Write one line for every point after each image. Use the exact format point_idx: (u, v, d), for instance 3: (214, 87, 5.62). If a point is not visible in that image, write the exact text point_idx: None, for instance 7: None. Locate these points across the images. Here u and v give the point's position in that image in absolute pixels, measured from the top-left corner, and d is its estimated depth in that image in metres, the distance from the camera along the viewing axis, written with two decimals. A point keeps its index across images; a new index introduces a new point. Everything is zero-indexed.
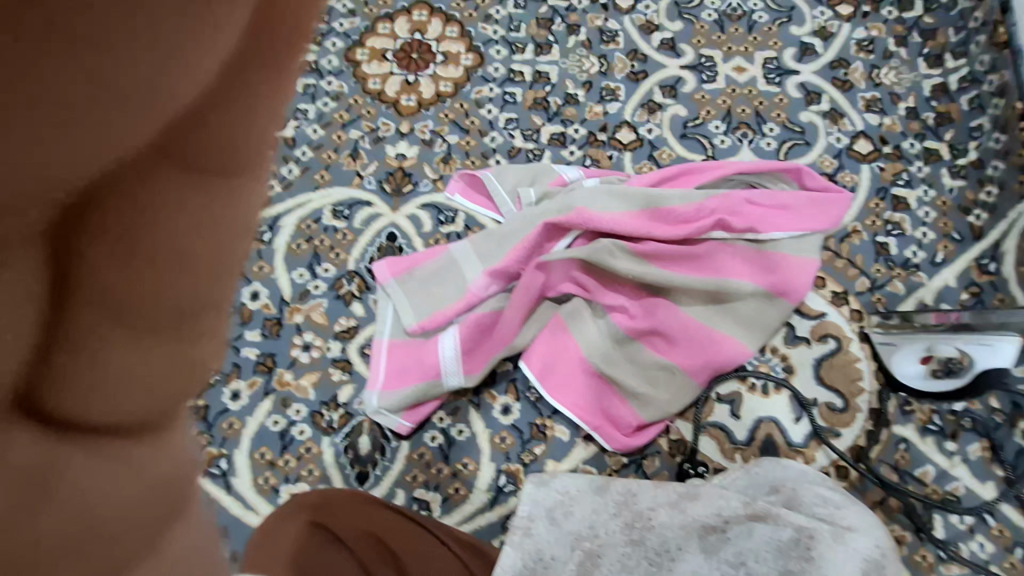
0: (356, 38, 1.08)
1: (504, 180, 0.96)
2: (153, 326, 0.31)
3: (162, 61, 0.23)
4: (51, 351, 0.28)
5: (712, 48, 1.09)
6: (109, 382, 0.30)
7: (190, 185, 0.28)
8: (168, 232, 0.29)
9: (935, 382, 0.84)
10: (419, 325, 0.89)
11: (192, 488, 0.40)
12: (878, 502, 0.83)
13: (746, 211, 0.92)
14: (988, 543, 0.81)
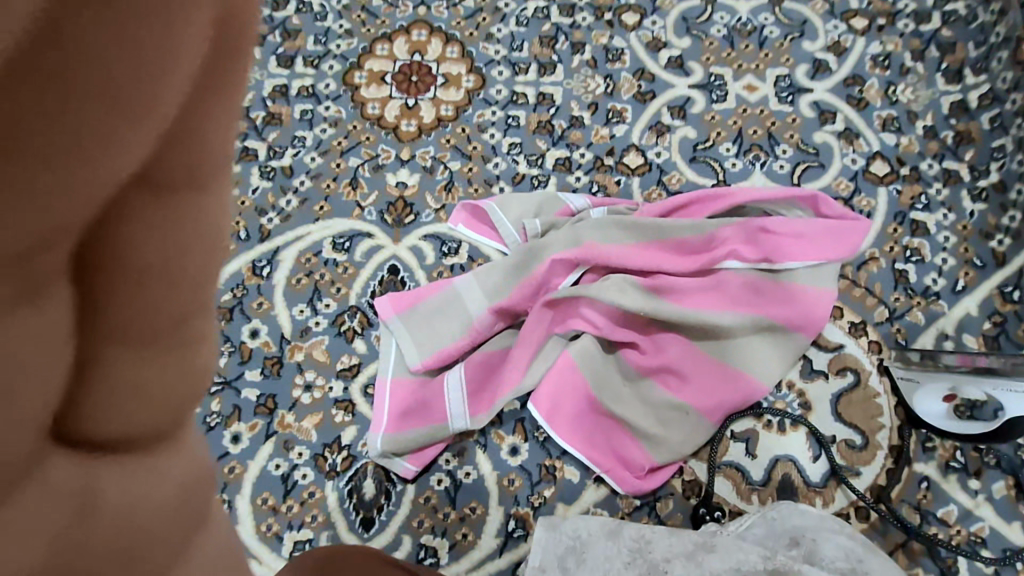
0: (353, 60, 1.05)
1: (508, 210, 0.93)
2: (156, 347, 0.26)
3: (135, 63, 0.19)
4: (71, 377, 0.24)
5: (722, 65, 1.05)
6: (125, 405, 0.26)
7: (166, 201, 0.23)
8: (145, 247, 0.23)
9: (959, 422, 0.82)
10: (422, 363, 0.86)
11: (208, 513, 0.35)
12: (899, 543, 0.82)
13: (759, 240, 0.89)
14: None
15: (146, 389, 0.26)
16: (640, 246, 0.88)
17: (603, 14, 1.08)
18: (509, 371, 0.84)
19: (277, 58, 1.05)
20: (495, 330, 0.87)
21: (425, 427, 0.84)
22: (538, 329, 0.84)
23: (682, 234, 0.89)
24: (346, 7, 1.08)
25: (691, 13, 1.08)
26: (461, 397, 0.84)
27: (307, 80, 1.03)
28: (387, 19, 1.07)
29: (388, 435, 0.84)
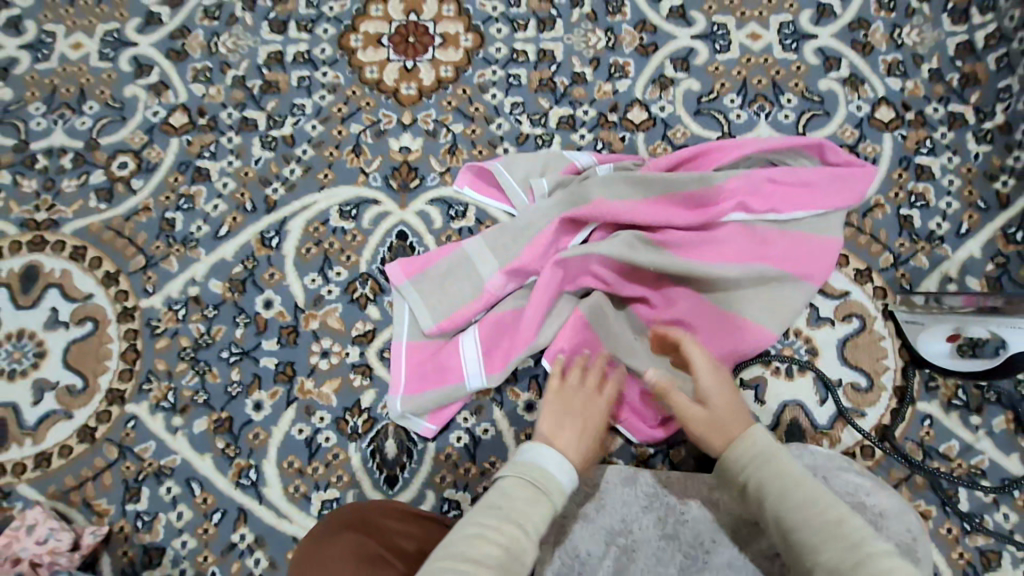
0: (348, 22, 1.02)
1: (514, 171, 0.92)
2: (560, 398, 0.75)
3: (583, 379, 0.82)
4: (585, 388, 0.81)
5: (725, 14, 1.02)
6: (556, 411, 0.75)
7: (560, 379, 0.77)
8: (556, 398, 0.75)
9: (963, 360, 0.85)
10: (437, 326, 0.87)
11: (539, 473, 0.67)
12: (903, 478, 0.86)
13: (767, 191, 0.89)
14: (1012, 514, 0.84)
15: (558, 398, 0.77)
16: (648, 201, 0.89)
17: None
18: (524, 330, 0.84)
19: (269, 23, 1.02)
20: (507, 291, 0.88)
21: (443, 387, 0.85)
22: (549, 286, 0.84)
23: (690, 187, 0.88)
24: None
25: None
26: (477, 357, 0.86)
27: (302, 45, 1.01)
28: None
29: (408, 397, 0.86)
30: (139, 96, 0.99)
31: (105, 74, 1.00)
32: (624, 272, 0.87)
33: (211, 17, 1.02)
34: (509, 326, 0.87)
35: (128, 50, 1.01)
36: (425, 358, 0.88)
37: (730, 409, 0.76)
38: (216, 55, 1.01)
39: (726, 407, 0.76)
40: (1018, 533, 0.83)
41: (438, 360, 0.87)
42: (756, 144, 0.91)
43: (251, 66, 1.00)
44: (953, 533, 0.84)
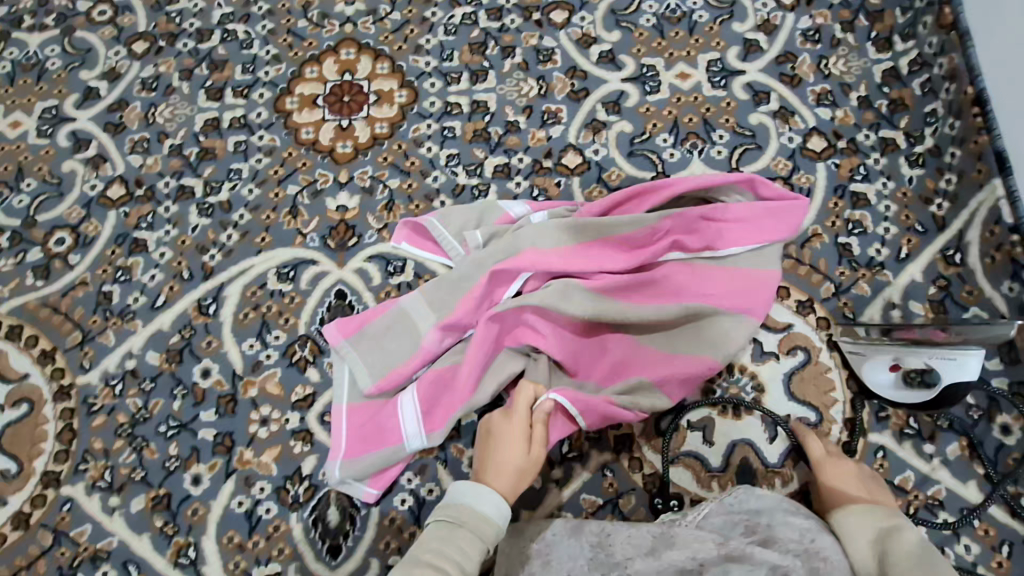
0: (283, 86, 1.04)
1: (449, 224, 0.92)
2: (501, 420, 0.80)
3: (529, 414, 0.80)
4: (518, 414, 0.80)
5: (654, 56, 1.04)
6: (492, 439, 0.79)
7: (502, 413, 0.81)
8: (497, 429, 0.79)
9: (907, 391, 0.83)
10: (375, 386, 0.86)
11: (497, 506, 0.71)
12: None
13: (701, 229, 0.89)
14: (974, 546, 0.82)
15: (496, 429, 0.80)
16: (582, 248, 0.88)
17: (531, 14, 1.07)
18: (461, 386, 0.83)
19: (206, 91, 1.03)
20: (446, 346, 0.87)
21: (383, 450, 0.84)
22: (487, 341, 0.84)
23: (623, 231, 0.88)
24: (271, 32, 1.07)
25: (618, 4, 1.07)
26: (417, 416, 0.84)
27: (239, 111, 1.02)
28: (314, 40, 1.06)
29: (347, 462, 0.84)
30: (77, 170, 1.00)
31: (43, 151, 1.01)
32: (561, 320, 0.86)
33: (148, 88, 1.04)
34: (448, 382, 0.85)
35: (66, 126, 1.02)
36: (365, 420, 0.86)
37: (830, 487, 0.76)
38: (153, 125, 1.02)
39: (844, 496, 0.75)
40: (981, 566, 0.81)
41: (378, 421, 0.85)
42: (687, 182, 0.90)
43: (188, 134, 1.01)
44: None
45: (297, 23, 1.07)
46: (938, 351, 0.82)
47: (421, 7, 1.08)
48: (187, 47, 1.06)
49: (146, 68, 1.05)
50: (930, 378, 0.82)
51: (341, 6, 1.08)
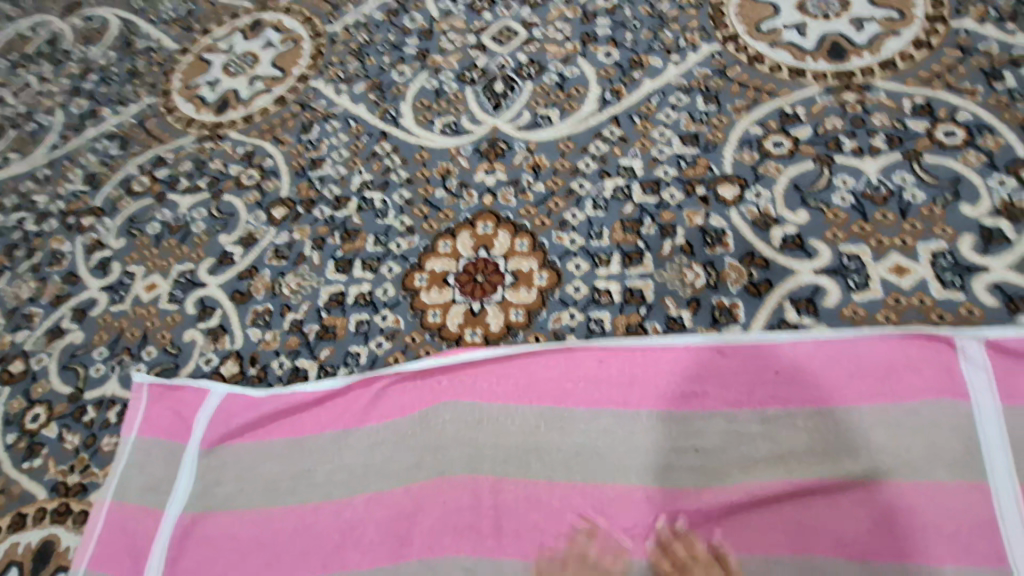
0: (413, 260, 0.94)
1: (760, 392, 0.76)
2: None
3: None
4: None
5: (857, 243, 0.84)
6: None
7: None
8: None
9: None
10: (658, 390, 0.78)
11: None
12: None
13: (964, 536, 0.66)
14: None
15: None
16: (737, 354, 0.78)
17: (694, 188, 0.93)
18: (479, 379, 0.82)
19: (335, 262, 0.97)
20: (691, 381, 0.78)
21: (170, 440, 0.85)
22: (552, 365, 0.82)
23: (808, 475, 0.71)
24: (407, 201, 1.00)
25: (803, 179, 0.90)
26: (510, 518, 0.74)
27: (365, 285, 0.94)
28: (450, 210, 0.98)
29: (187, 462, 0.83)
30: (197, 340, 0.94)
31: (169, 317, 0.98)
32: (654, 380, 0.79)
33: (280, 255, 1.00)
34: None
35: (196, 291, 0.99)
36: (125, 529, 0.80)
37: None
38: (278, 296, 0.96)
39: None
40: None
41: (252, 534, 0.78)
42: (999, 391, 0.71)
43: (311, 308, 0.93)
44: None
45: (434, 192, 1.00)
46: None
47: (568, 178, 0.97)
48: (323, 215, 1.02)
49: (281, 235, 1.02)
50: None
51: (481, 175, 1.00)
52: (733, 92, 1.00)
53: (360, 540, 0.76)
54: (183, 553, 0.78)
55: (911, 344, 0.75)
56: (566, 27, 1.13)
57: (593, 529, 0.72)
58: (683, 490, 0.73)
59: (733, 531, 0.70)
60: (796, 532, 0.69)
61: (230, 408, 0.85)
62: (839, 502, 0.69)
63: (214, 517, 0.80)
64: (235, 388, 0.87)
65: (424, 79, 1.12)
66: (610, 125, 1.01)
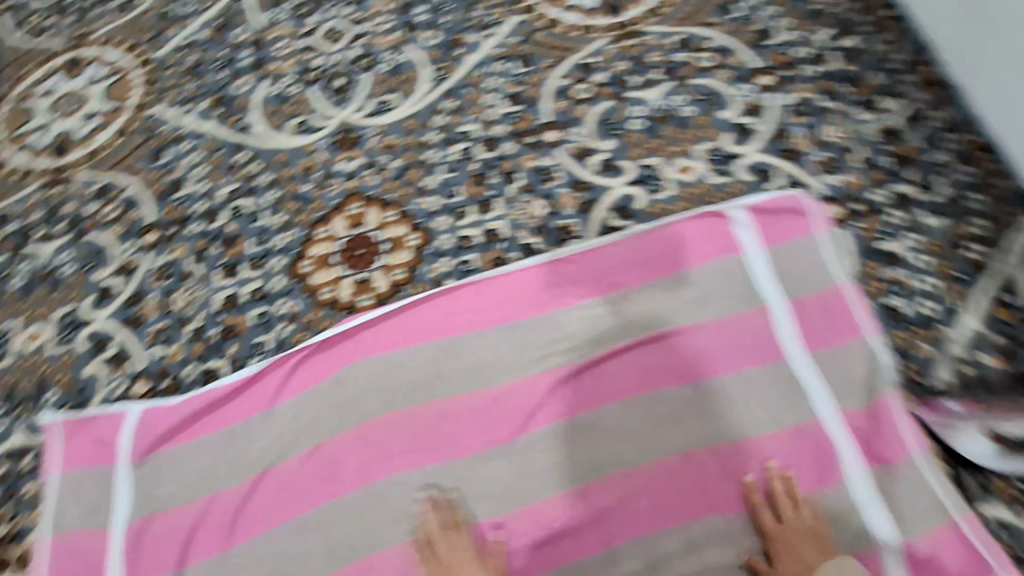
0: (296, 251, 1.04)
1: (602, 283, 0.95)
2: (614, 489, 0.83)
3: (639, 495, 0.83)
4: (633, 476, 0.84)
5: (653, 155, 1.06)
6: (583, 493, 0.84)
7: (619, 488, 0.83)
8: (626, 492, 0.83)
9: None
10: (526, 302, 0.95)
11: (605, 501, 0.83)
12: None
13: (756, 346, 0.90)
14: None
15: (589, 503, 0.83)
16: (580, 259, 0.97)
17: (525, 137, 1.10)
18: (378, 333, 0.94)
19: (221, 269, 1.03)
20: (549, 289, 0.96)
21: (97, 465, 0.89)
22: (437, 305, 0.96)
23: (647, 333, 0.92)
24: (278, 200, 1.08)
25: (606, 114, 1.11)
26: (429, 435, 0.88)
27: (255, 283, 1.01)
28: (320, 200, 1.08)
29: (121, 479, 0.88)
30: (99, 372, 0.97)
31: (63, 359, 0.99)
32: (522, 296, 0.96)
33: (164, 276, 1.04)
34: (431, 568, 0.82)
35: (85, 329, 1.01)
36: (76, 553, 0.84)
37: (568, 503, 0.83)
38: (172, 312, 1.01)
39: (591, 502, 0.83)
40: None
41: (203, 519, 0.86)
42: (760, 240, 0.96)
43: (207, 315, 1.00)
44: None
45: (301, 187, 1.09)
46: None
47: (418, 150, 1.10)
48: (197, 230, 1.07)
49: (160, 258, 1.06)
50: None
51: (341, 164, 1.10)
52: (541, 53, 1.18)
53: (305, 492, 0.87)
54: (139, 556, 0.84)
55: (699, 222, 0.98)
56: (388, 20, 1.25)
57: (497, 422, 0.88)
58: (560, 370, 0.90)
59: (603, 390, 0.89)
60: (646, 376, 0.89)
61: (151, 420, 0.90)
62: (672, 346, 0.90)
63: (160, 517, 0.86)
64: (151, 402, 0.92)
65: (266, 88, 1.19)
66: (445, 99, 1.15)
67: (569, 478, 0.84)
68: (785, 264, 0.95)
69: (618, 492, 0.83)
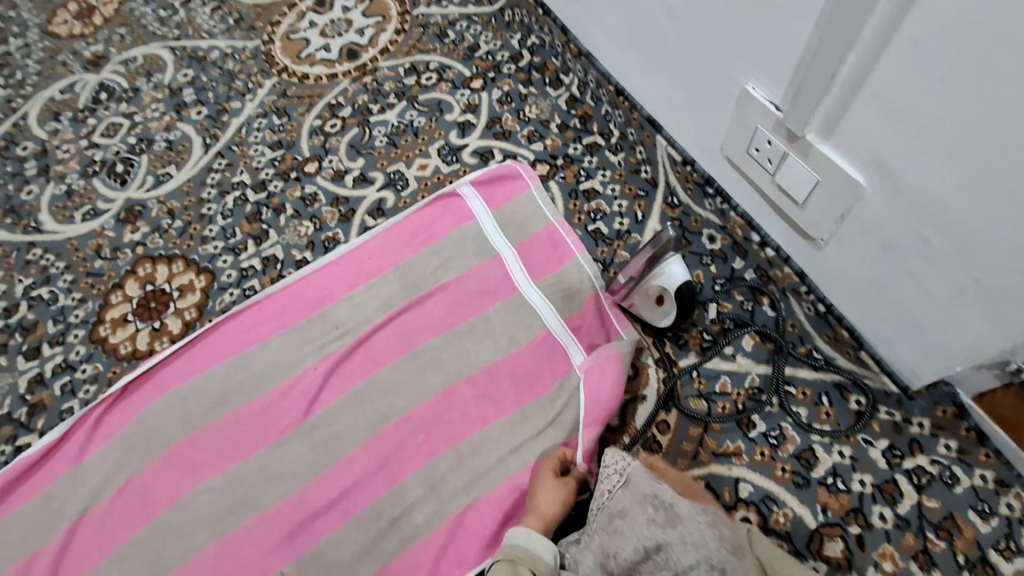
0: (94, 319, 1.14)
1: (362, 274, 1.12)
2: (394, 436, 0.99)
3: (415, 435, 0.99)
4: (408, 420, 1.00)
5: (395, 162, 1.26)
6: (368, 447, 0.99)
7: (397, 434, 0.99)
8: (403, 435, 0.99)
9: (848, 123, 0.70)
10: (301, 306, 1.10)
11: (387, 446, 0.99)
12: (701, 433, 0.97)
13: (494, 289, 1.09)
14: (800, 409, 0.96)
15: (374, 453, 0.98)
16: (343, 259, 1.14)
17: (289, 174, 1.27)
18: (174, 367, 1.06)
19: (24, 354, 1.12)
20: (320, 291, 1.11)
21: None
22: (224, 328, 1.09)
23: (404, 303, 1.09)
24: (72, 281, 1.19)
25: (354, 139, 1.30)
26: (231, 439, 1.00)
27: (58, 357, 1.11)
28: (111, 271, 1.19)
29: None
30: None
31: None
32: (297, 301, 1.10)
33: None
34: (244, 548, 0.93)
35: None
36: None
37: (357, 459, 0.98)
38: None
39: (376, 452, 0.98)
40: (814, 421, 0.95)
41: None
42: (486, 204, 1.16)
43: (15, 397, 1.08)
44: (766, 453, 0.95)
45: (93, 265, 1.20)
46: (658, 271, 1.00)
47: (197, 208, 1.25)
48: None
49: None
50: (862, 71, 0.66)
51: (128, 236, 1.23)
52: (294, 104, 1.36)
53: (120, 521, 0.95)
54: None
55: (437, 202, 1.17)
56: (160, 106, 1.39)
57: (290, 411, 1.02)
58: (337, 354, 1.05)
59: (376, 361, 1.05)
60: (408, 339, 1.06)
61: None
62: (427, 309, 1.08)
63: None
64: None
65: (52, 189, 1.31)
66: (216, 159, 1.31)
67: (352, 439, 0.99)
68: (507, 218, 1.15)
69: (397, 437, 0.99)
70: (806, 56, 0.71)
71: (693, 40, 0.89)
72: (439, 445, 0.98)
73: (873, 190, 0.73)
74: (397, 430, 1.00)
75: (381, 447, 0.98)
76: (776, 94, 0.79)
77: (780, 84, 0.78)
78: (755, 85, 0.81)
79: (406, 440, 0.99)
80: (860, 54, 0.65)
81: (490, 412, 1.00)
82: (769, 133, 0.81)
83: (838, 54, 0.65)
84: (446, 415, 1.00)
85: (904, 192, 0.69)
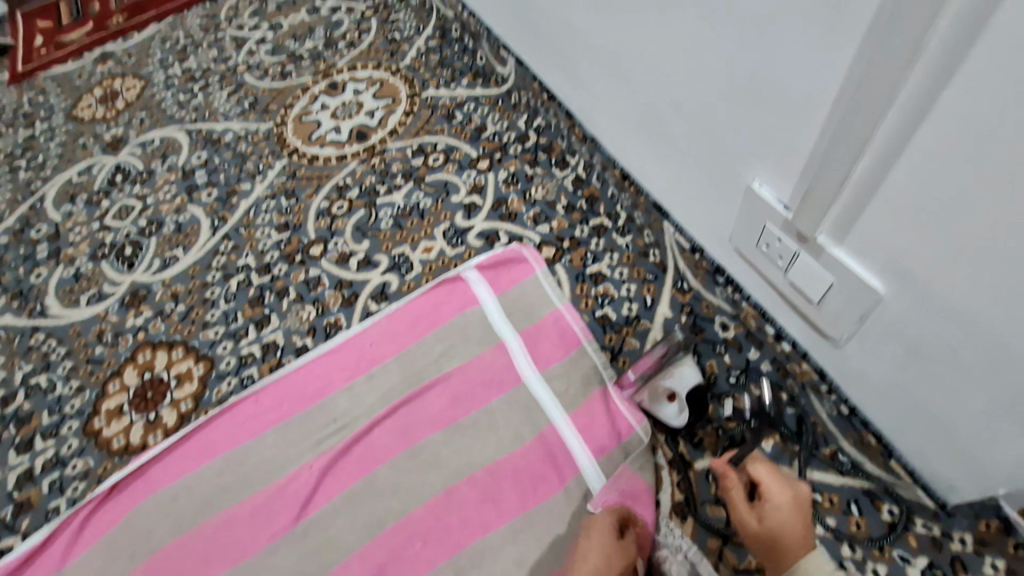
0: (90, 409, 1.12)
1: (363, 363, 1.09)
2: (390, 543, 0.93)
3: (412, 542, 0.93)
4: (405, 526, 0.94)
5: (401, 245, 1.25)
6: (361, 555, 0.93)
7: (392, 542, 0.93)
8: (399, 542, 0.93)
9: (863, 226, 0.68)
10: (299, 396, 1.07)
11: (382, 555, 0.92)
12: (720, 546, 0.90)
13: (497, 380, 1.05)
14: (827, 519, 0.89)
15: (367, 563, 0.92)
16: (344, 346, 1.11)
17: (294, 257, 1.27)
18: (165, 462, 1.02)
19: (17, 447, 1.09)
20: (319, 380, 1.08)
21: None
22: (218, 421, 1.05)
23: (404, 395, 1.05)
24: (72, 368, 1.18)
25: (360, 222, 1.30)
26: (219, 545, 0.95)
27: (49, 451, 1.08)
28: (111, 358, 1.18)
29: None
30: None
31: None
32: (295, 391, 1.07)
33: None
34: None
35: None
36: None
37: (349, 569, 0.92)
38: None
39: (369, 561, 0.92)
40: (844, 533, 0.88)
41: None
42: (490, 288, 1.14)
43: (3, 494, 1.05)
44: None
45: (94, 351, 1.19)
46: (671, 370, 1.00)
47: (201, 291, 1.25)
48: None
49: None
50: (876, 176, 0.63)
51: (131, 321, 1.22)
52: (303, 185, 1.38)
53: None
54: None
55: (441, 287, 1.15)
56: (172, 188, 1.42)
57: (282, 513, 0.96)
58: (334, 451, 1.01)
59: (373, 458, 1.00)
60: (408, 435, 1.02)
61: None
62: (428, 401, 1.04)
63: None
64: None
65: (61, 272, 1.32)
66: (223, 242, 1.31)
67: (345, 546, 0.94)
68: (512, 304, 1.12)
69: (393, 544, 0.93)
70: (815, 157, 0.70)
71: (695, 131, 0.89)
72: (438, 555, 0.92)
73: (893, 295, 0.69)
74: (393, 536, 0.94)
75: (376, 555, 0.92)
76: (784, 193, 0.78)
77: (789, 182, 0.76)
78: (761, 181, 0.80)
79: (403, 548, 0.93)
80: (873, 160, 0.63)
81: (493, 518, 0.94)
82: (778, 232, 0.79)
83: (849, 160, 0.64)
84: (445, 521, 0.94)
85: (928, 299, 0.66)
